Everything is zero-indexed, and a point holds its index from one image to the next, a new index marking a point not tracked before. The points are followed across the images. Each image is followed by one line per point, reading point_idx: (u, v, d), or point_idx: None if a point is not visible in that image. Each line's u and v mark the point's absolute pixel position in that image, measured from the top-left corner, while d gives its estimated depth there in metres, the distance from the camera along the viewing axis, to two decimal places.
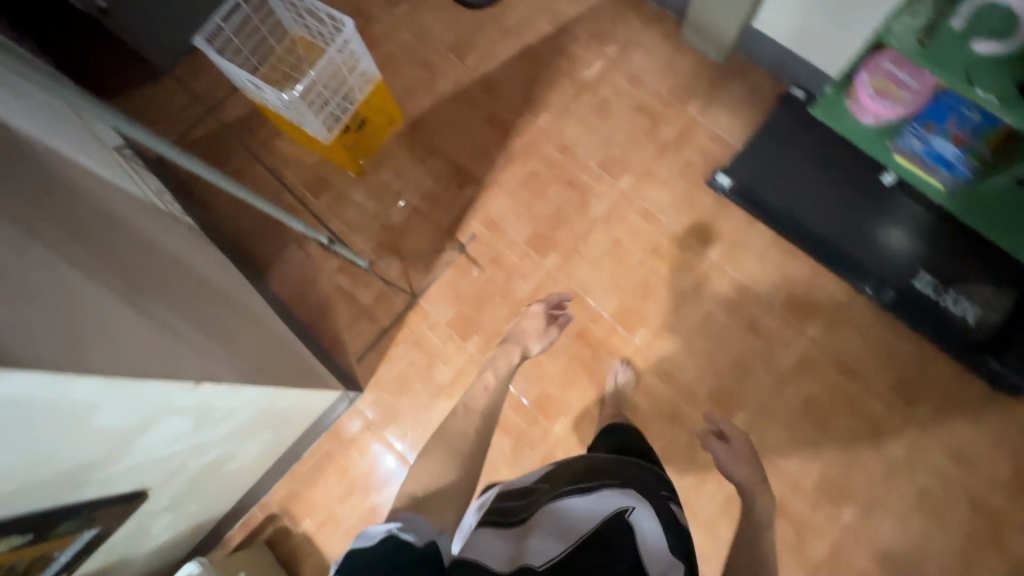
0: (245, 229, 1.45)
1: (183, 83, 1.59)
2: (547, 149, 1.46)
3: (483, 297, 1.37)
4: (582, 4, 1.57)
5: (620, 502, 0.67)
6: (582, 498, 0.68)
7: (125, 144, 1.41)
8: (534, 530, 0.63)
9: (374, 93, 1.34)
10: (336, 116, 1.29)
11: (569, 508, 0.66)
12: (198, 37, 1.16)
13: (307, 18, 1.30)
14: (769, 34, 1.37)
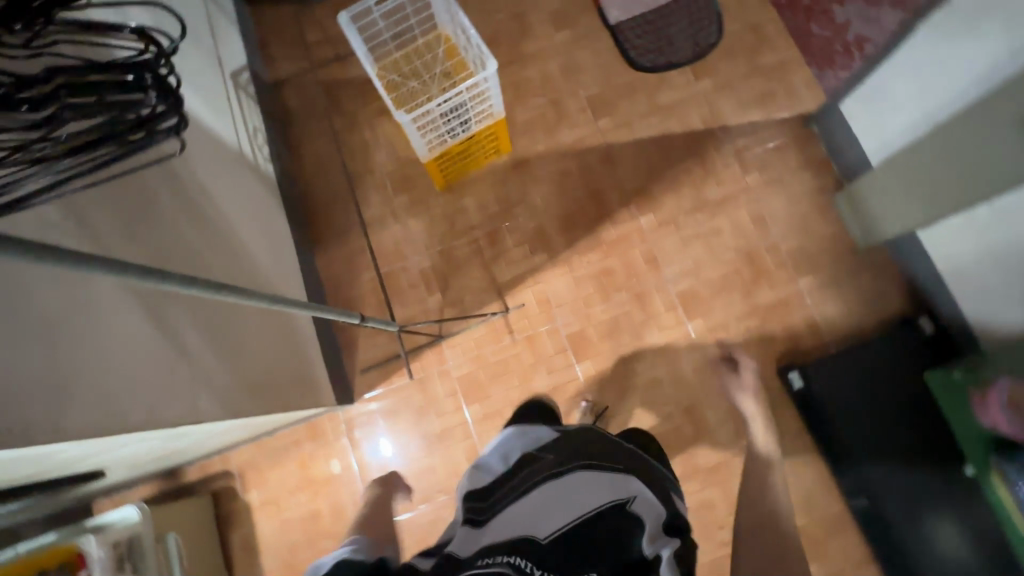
0: (319, 193, 1.45)
1: (325, 21, 1.55)
2: (635, 251, 1.35)
3: (502, 369, 1.32)
4: (745, 115, 1.40)
5: (610, 486, 0.73)
6: (577, 479, 0.73)
7: (246, 68, 1.39)
8: (531, 502, 0.70)
9: (490, 127, 1.27)
10: (443, 139, 1.23)
11: (566, 481, 0.73)
12: (344, 16, 1.10)
13: (458, 30, 1.22)
14: (930, 251, 1.18)
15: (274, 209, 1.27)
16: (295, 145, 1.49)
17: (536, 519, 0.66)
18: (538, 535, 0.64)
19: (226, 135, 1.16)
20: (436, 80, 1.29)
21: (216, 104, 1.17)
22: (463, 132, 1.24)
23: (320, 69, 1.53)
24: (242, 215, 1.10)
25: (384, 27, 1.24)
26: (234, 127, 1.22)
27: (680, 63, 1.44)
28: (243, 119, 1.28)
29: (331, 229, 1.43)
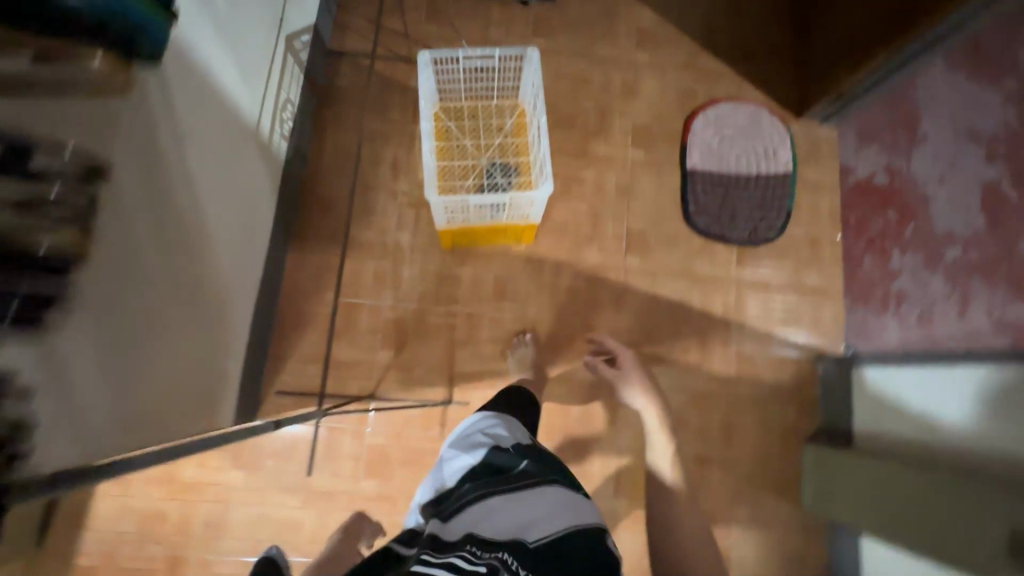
0: (324, 190, 1.32)
1: (416, 13, 1.41)
2: (599, 404, 1.28)
3: (416, 456, 1.23)
4: (763, 322, 1.35)
5: (579, 502, 0.71)
6: (548, 486, 0.71)
7: (308, 32, 1.25)
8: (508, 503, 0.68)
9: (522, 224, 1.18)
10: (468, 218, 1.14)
11: (551, 491, 0.70)
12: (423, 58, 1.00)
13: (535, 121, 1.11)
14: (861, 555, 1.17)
15: (264, 199, 1.14)
16: (324, 126, 1.35)
17: (520, 521, 0.65)
18: (524, 537, 0.63)
19: (248, 110, 1.04)
20: (492, 148, 1.17)
21: (254, 73, 1.04)
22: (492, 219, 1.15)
23: (387, 59, 1.39)
24: (225, 208, 0.99)
25: (465, 77, 1.13)
26: (264, 102, 1.09)
27: (730, 241, 1.37)
28: (278, 90, 1.15)
29: (318, 231, 1.30)
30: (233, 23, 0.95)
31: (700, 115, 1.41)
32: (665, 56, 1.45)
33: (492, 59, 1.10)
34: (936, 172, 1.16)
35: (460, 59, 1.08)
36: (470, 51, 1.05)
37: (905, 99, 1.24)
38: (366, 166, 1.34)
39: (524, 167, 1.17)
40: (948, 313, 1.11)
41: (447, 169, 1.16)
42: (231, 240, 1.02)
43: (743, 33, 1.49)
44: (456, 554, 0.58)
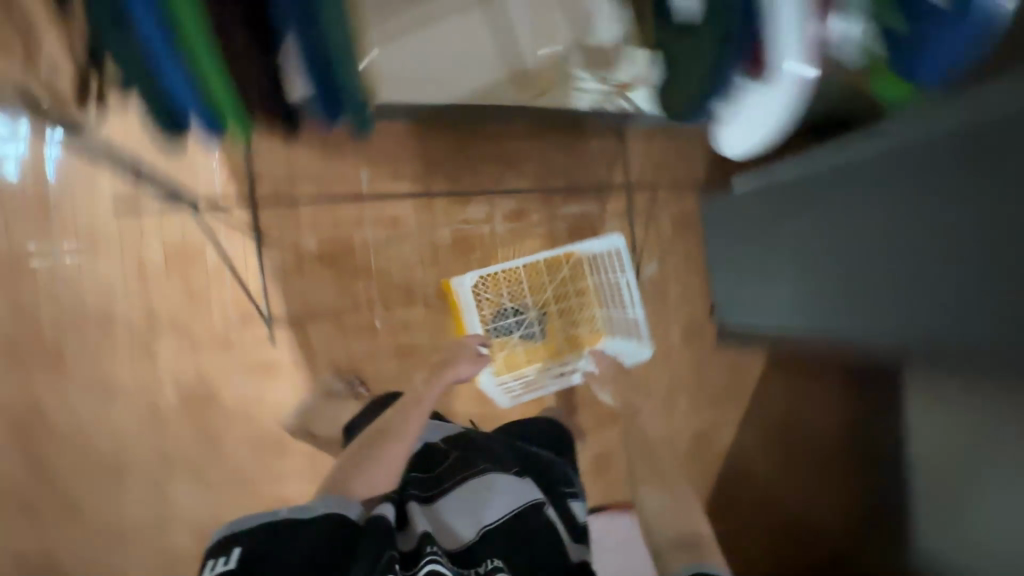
0: (479, 147, 1.25)
1: (672, 207, 1.38)
2: (291, 485, 1.16)
3: (206, 300, 1.12)
4: None
5: (519, 482, 0.74)
6: (486, 479, 0.73)
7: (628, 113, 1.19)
8: (462, 503, 0.70)
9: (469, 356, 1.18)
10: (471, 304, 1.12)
11: (479, 481, 0.72)
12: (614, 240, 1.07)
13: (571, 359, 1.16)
14: None
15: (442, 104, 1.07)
16: (539, 137, 1.28)
17: (465, 524, 0.66)
18: (468, 537, 0.65)
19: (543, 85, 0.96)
20: (547, 318, 1.15)
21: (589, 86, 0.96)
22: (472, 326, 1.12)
23: (620, 188, 1.34)
24: None
25: (611, 284, 1.13)
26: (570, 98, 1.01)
27: None
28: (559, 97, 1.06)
29: (426, 150, 1.22)
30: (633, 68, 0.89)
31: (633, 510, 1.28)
32: (689, 468, 1.39)
33: (631, 307, 1.12)
34: None
35: (623, 276, 1.10)
36: (630, 290, 1.08)
37: None
38: (512, 185, 1.28)
39: (534, 354, 1.16)
40: None
41: (516, 276, 1.13)
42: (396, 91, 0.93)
43: (728, 542, 1.41)
44: (432, 561, 0.56)
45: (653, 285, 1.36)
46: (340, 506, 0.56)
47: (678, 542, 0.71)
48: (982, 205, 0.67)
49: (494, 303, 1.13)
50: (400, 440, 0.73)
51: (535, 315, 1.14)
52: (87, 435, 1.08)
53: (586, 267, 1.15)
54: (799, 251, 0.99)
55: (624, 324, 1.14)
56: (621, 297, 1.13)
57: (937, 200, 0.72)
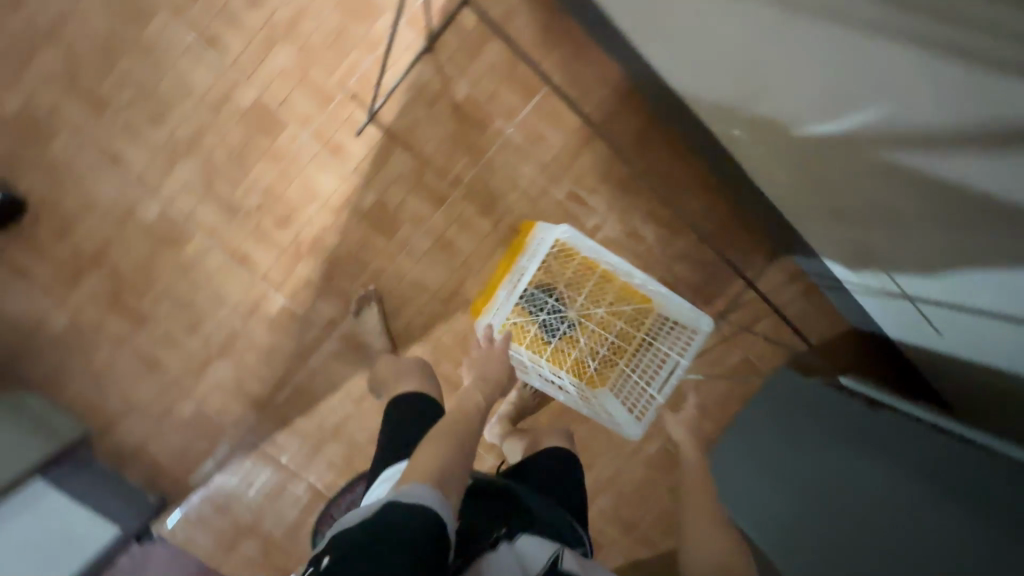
0: (658, 150, 1.17)
1: (751, 347, 1.26)
2: (260, 252, 1.09)
3: (347, 49, 1.06)
4: (236, 471, 1.15)
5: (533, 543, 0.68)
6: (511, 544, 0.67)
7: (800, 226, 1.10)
8: (493, 560, 0.63)
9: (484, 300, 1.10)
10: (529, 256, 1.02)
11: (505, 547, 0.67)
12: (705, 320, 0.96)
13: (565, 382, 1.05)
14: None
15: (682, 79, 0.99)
16: (704, 188, 1.20)
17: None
18: None
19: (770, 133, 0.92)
20: (577, 328, 1.07)
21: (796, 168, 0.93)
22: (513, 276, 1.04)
23: (726, 290, 1.24)
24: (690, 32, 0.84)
25: (656, 355, 1.07)
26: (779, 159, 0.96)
27: (331, 494, 1.17)
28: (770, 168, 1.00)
29: (615, 108, 1.14)
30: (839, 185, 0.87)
31: None
32: None
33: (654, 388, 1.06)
34: None
35: (676, 356, 1.03)
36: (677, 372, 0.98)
37: None
38: (651, 204, 1.19)
39: (538, 346, 1.08)
40: None
41: (587, 272, 1.06)
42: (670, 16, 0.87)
43: None
44: None
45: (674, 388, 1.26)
46: (426, 499, 0.58)
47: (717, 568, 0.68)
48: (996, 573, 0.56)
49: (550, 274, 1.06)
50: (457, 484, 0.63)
51: (570, 315, 1.06)
52: (161, 58, 1.03)
53: (648, 319, 1.07)
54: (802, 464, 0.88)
55: (633, 394, 1.07)
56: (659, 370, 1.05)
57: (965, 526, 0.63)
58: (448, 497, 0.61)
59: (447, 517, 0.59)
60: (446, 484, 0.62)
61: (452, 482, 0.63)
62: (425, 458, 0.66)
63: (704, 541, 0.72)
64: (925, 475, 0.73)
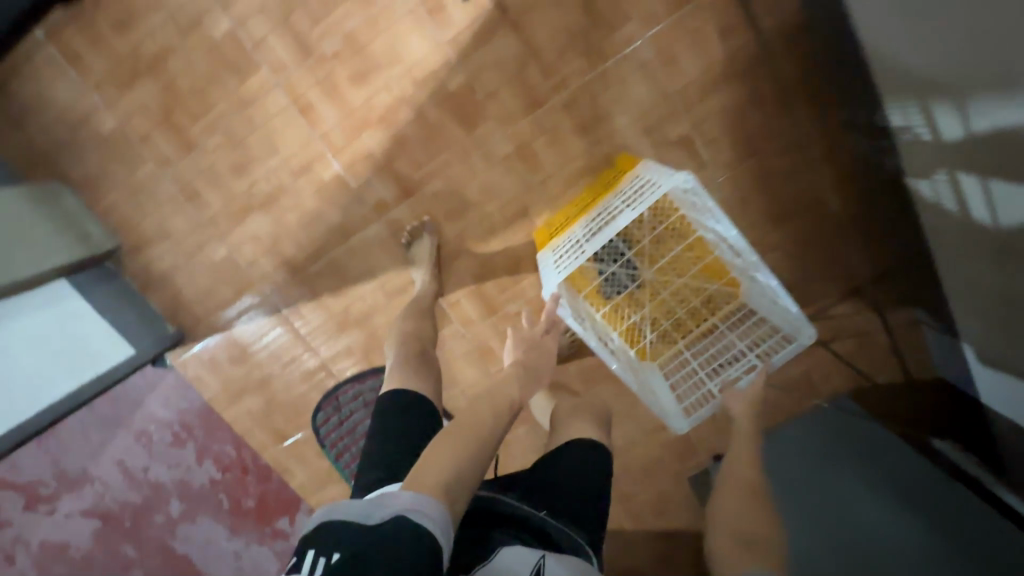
0: (804, 114, 0.97)
1: (816, 362, 1.14)
2: (326, 106, 0.97)
3: None
4: (256, 328, 1.12)
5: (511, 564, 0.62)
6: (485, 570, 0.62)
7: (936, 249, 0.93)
8: None
9: (557, 233, 0.99)
10: (626, 199, 0.88)
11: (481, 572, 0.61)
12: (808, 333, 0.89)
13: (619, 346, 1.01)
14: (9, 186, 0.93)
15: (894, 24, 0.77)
16: (840, 173, 1.01)
17: None
18: None
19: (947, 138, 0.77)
20: (646, 291, 1.02)
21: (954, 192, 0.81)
22: (598, 216, 0.91)
23: (815, 296, 1.09)
24: None
25: (723, 344, 1.04)
26: (937, 171, 0.83)
27: (342, 378, 1.16)
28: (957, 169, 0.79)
29: (772, 49, 0.93)
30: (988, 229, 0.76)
31: None
32: None
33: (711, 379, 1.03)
34: (230, 543, 1.47)
35: (752, 356, 1.00)
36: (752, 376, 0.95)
37: None
38: (772, 175, 1.01)
39: (597, 298, 1.04)
40: (161, 429, 1.37)
41: (678, 236, 0.98)
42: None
43: None
44: None
45: None
46: (433, 518, 0.52)
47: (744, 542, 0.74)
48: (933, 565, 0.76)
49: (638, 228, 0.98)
50: (463, 496, 0.58)
51: (645, 277, 1.01)
52: None
53: (729, 307, 1.03)
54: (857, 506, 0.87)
55: (683, 377, 1.04)
56: (725, 362, 1.03)
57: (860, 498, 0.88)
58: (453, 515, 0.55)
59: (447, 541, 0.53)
60: (454, 495, 0.57)
61: (459, 492, 0.57)
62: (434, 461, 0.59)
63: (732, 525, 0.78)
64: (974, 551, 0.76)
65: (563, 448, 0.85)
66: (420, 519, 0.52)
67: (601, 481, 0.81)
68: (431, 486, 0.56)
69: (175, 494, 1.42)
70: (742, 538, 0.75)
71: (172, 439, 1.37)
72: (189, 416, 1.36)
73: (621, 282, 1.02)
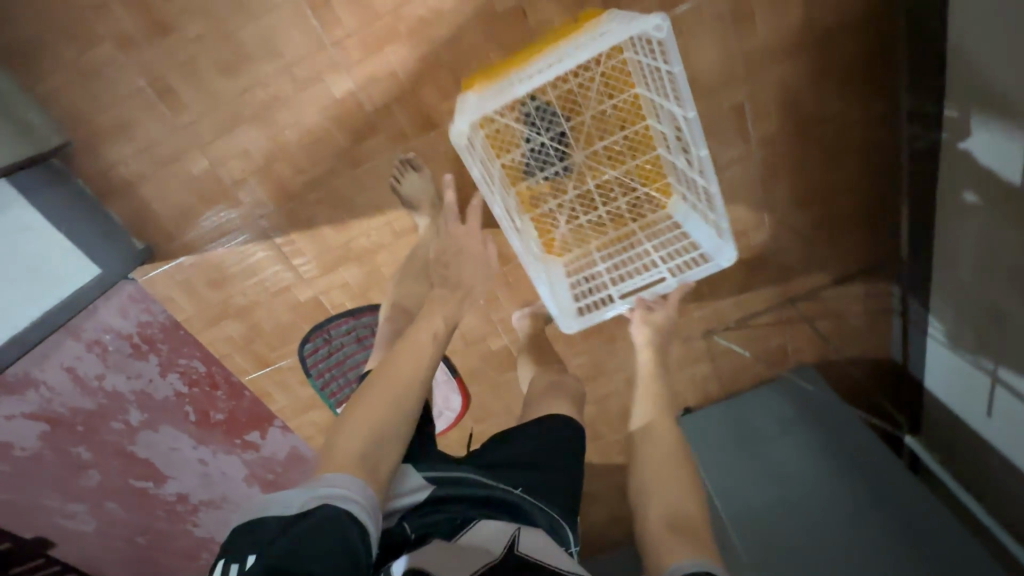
0: (857, 102, 0.93)
1: (794, 335, 1.23)
2: (344, 6, 0.80)
3: None
4: (239, 254, 1.01)
5: (479, 537, 0.69)
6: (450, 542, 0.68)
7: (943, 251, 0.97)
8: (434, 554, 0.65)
9: (485, 77, 0.81)
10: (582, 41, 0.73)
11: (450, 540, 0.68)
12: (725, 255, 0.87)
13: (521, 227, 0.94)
14: None
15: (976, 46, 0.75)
16: (869, 168, 1.01)
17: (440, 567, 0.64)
18: None
19: (996, 157, 0.78)
20: (573, 180, 0.96)
21: (987, 206, 0.83)
22: (541, 59, 0.76)
23: (812, 278, 1.14)
24: None
25: (636, 252, 1.02)
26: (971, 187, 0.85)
27: (334, 312, 1.10)
28: (993, 196, 0.80)
29: (850, 25, 0.86)
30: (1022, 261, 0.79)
31: (461, 392, 1.22)
32: None
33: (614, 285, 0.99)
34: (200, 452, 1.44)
35: (662, 268, 0.97)
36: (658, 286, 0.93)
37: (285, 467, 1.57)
38: (808, 158, 0.99)
39: (516, 176, 0.94)
40: (120, 342, 1.24)
41: (621, 121, 0.92)
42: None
43: None
44: None
45: (704, 343, 1.22)
46: (359, 497, 0.63)
47: (673, 521, 0.71)
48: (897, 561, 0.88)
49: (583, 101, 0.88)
50: (384, 465, 0.69)
51: (575, 160, 0.94)
52: None
53: (655, 217, 1.01)
54: (842, 502, 0.99)
55: (587, 278, 1.02)
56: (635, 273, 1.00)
57: (851, 496, 0.99)
58: (377, 486, 0.66)
59: (376, 517, 0.64)
60: (376, 461, 0.68)
61: (378, 462, 0.68)
62: (348, 436, 0.68)
63: (665, 498, 0.75)
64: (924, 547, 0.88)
65: (548, 423, 0.91)
66: (350, 503, 0.62)
67: (571, 448, 0.88)
68: (349, 463, 0.65)
69: (136, 403, 1.33)
70: (672, 514, 0.72)
71: (131, 349, 1.27)
72: (149, 328, 1.25)
73: (550, 161, 0.94)
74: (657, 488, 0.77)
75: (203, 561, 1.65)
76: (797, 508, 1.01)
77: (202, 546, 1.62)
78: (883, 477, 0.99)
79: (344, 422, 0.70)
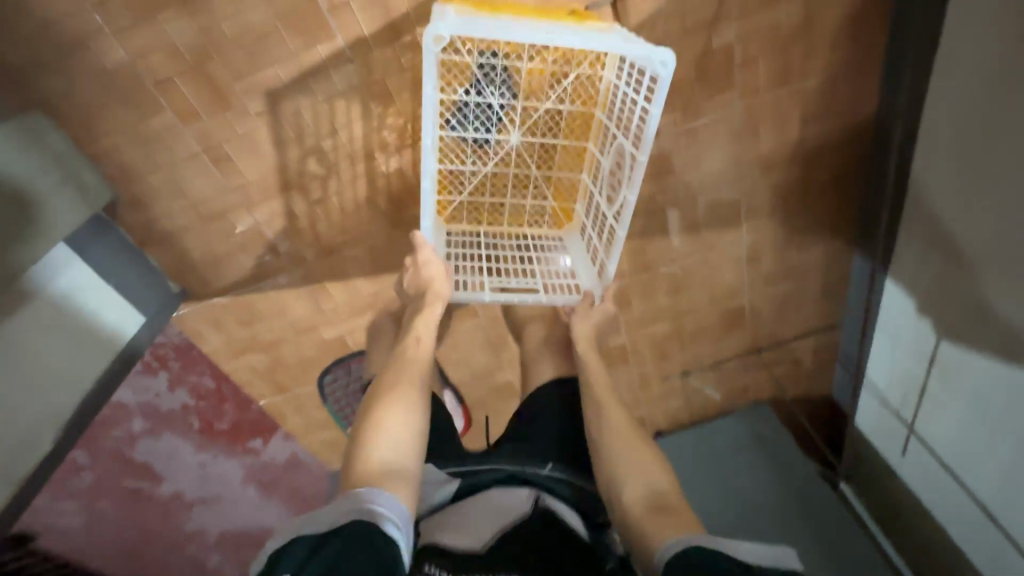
0: (831, 199, 1.10)
1: (756, 377, 1.42)
2: (403, 96, 0.86)
3: None
4: (272, 298, 1.07)
5: (505, 510, 0.67)
6: (478, 511, 0.67)
7: (879, 333, 1.19)
8: (465, 524, 0.66)
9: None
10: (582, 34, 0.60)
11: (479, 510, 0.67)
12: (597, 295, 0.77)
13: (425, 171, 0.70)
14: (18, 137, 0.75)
15: (923, 205, 0.96)
16: (834, 249, 1.19)
17: (470, 530, 0.64)
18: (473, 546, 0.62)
19: (930, 284, 0.99)
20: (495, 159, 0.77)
21: (919, 314, 1.04)
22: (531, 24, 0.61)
23: (777, 331, 1.33)
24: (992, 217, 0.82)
25: (515, 252, 0.83)
26: (908, 298, 1.07)
27: (358, 348, 1.18)
28: (924, 311, 1.03)
29: (834, 141, 1.01)
30: (946, 359, 1.00)
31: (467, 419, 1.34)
32: None
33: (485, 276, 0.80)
34: (200, 466, 1.35)
35: (535, 279, 0.79)
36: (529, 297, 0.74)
37: (283, 470, 1.54)
38: (787, 240, 1.14)
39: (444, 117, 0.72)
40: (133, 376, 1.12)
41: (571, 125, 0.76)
42: (1013, 157, 0.76)
43: None
44: None
45: (681, 381, 1.39)
46: (379, 510, 0.55)
47: (652, 500, 0.63)
48: (826, 568, 1.14)
49: (547, 88, 0.72)
50: (407, 461, 0.61)
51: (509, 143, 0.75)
52: None
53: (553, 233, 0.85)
54: (793, 520, 1.21)
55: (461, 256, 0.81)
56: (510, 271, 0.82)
57: (801, 514, 1.22)
58: (411, 497, 0.58)
59: (408, 529, 0.56)
60: (400, 467, 0.60)
61: (410, 475, 0.60)
62: (373, 442, 0.61)
63: (642, 478, 0.65)
64: (846, 561, 1.14)
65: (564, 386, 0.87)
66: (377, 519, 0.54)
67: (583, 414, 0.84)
68: (376, 475, 0.58)
69: (140, 413, 1.17)
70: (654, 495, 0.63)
71: (141, 367, 1.15)
72: (165, 347, 1.16)
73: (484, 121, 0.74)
74: (632, 469, 0.66)
75: (193, 553, 1.42)
76: (760, 523, 1.22)
77: (191, 539, 1.40)
78: (826, 499, 1.23)
79: (366, 427, 0.63)
